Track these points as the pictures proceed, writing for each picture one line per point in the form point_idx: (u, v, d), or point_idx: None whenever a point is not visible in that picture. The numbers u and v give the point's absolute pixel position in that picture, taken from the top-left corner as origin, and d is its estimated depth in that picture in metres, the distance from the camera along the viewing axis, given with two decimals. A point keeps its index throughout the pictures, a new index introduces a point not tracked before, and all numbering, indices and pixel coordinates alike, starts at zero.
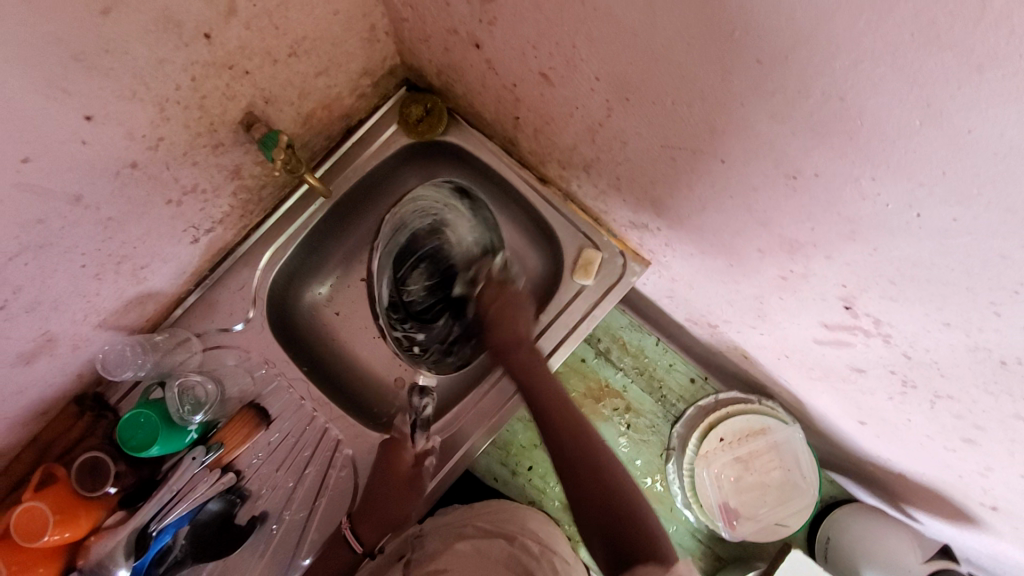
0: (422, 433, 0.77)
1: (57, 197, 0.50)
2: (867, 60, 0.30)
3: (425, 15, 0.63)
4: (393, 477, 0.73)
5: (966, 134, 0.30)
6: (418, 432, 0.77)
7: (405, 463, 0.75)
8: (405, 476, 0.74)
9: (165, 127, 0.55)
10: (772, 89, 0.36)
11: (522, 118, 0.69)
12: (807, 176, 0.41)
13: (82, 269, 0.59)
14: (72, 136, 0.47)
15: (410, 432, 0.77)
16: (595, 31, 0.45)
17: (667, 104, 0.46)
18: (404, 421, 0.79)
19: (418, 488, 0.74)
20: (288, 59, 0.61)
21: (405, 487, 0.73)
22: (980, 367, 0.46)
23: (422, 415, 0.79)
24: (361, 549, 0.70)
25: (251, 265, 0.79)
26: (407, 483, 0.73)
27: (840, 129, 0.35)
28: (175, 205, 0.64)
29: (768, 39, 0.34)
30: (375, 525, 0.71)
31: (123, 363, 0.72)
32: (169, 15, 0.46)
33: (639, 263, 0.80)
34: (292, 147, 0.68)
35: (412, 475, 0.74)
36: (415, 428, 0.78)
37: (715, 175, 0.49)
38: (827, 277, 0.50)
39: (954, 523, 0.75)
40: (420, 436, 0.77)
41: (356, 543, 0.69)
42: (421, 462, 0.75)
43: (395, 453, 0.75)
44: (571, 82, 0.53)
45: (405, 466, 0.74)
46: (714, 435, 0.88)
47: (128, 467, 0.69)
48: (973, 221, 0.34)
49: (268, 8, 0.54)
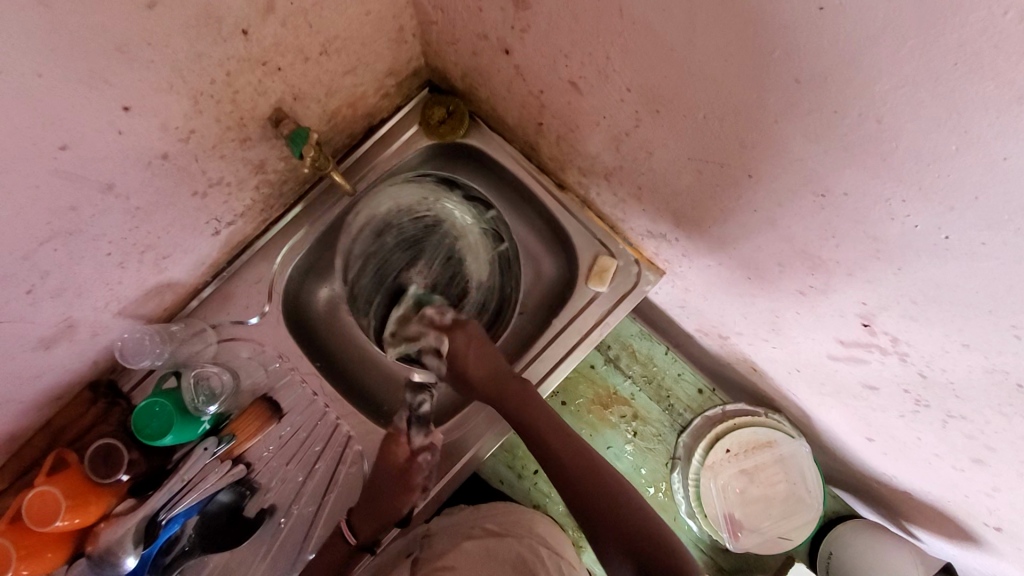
0: (421, 429, 0.78)
1: (90, 185, 0.50)
2: (908, 85, 0.31)
3: (456, 19, 0.63)
4: (386, 471, 0.75)
5: (1002, 161, 0.30)
6: (415, 427, 0.78)
7: (398, 456, 0.76)
8: (398, 469, 0.75)
9: (197, 120, 0.55)
10: (808, 108, 0.37)
11: (546, 124, 0.70)
12: (835, 194, 0.42)
13: (108, 257, 0.59)
14: (109, 126, 0.48)
15: (407, 426, 0.78)
16: (630, 43, 0.45)
17: (698, 118, 0.46)
18: (399, 417, 0.80)
19: (409, 485, 0.74)
20: (319, 57, 0.62)
21: (399, 483, 0.74)
22: (996, 389, 0.46)
23: (417, 411, 0.80)
24: (355, 541, 0.73)
25: (269, 259, 0.80)
26: (400, 478, 0.74)
27: (874, 150, 0.36)
28: (200, 197, 0.64)
29: (808, 59, 0.34)
30: (370, 517, 0.74)
31: (140, 351, 0.71)
32: (211, 11, 0.47)
33: (654, 272, 0.81)
34: (320, 144, 0.68)
35: (406, 469, 0.75)
36: (412, 424, 0.78)
37: (741, 190, 0.50)
38: (847, 294, 0.51)
39: (956, 542, 0.75)
40: (417, 432, 0.78)
41: (350, 534, 0.73)
42: (415, 457, 0.76)
43: (390, 446, 0.77)
44: (601, 91, 0.54)
45: (398, 459, 0.75)
46: (720, 446, 0.88)
47: (141, 455, 0.70)
48: (1001, 246, 0.35)
49: (304, 7, 0.55)
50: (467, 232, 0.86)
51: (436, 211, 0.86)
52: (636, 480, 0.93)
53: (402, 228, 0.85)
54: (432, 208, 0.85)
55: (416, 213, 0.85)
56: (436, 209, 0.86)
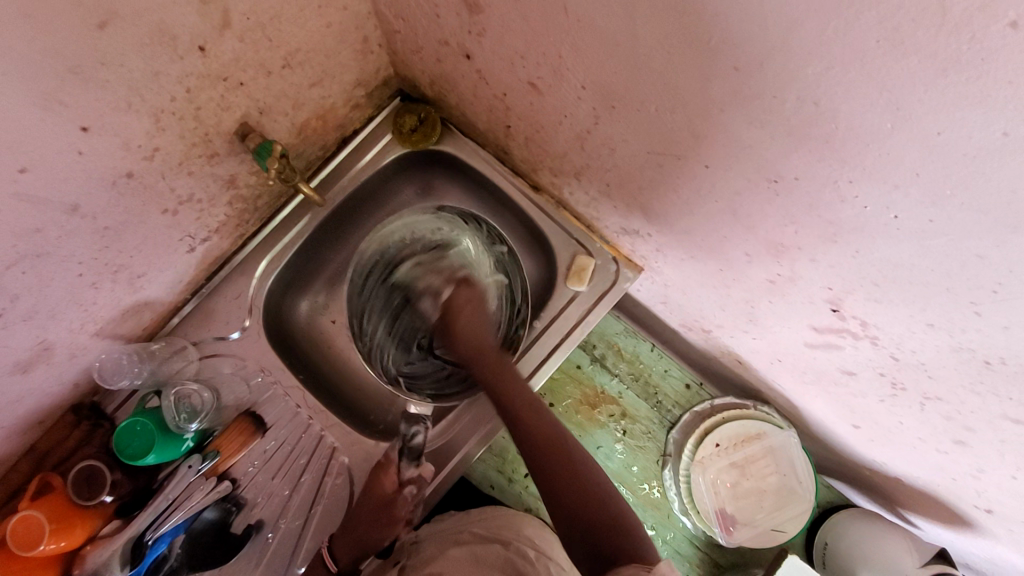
0: (411, 462, 0.75)
1: (53, 207, 0.51)
2: (837, 66, 0.31)
3: (416, 27, 0.64)
4: (372, 500, 0.72)
5: (936, 136, 0.30)
6: (406, 461, 0.74)
7: (385, 487, 0.73)
8: (384, 500, 0.72)
9: (160, 138, 0.56)
10: (750, 95, 0.37)
11: (513, 127, 0.71)
12: (787, 180, 0.42)
13: (79, 278, 0.59)
14: (69, 146, 0.48)
15: (399, 457, 0.75)
16: (579, 40, 0.46)
17: (652, 110, 0.46)
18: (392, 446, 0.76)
19: (393, 517, 0.73)
20: (283, 70, 0.63)
21: (383, 514, 0.72)
22: (964, 367, 0.46)
23: (411, 444, 0.75)
24: (335, 569, 0.71)
25: (248, 273, 0.80)
26: (386, 508, 0.72)
27: (815, 132, 0.36)
28: (171, 214, 0.65)
29: (742, 47, 0.34)
30: (352, 545, 0.72)
31: (120, 371, 0.72)
32: (165, 29, 0.48)
33: (632, 270, 0.81)
34: (287, 156, 0.68)
35: (392, 500, 0.73)
36: (403, 454, 0.75)
37: (700, 180, 0.50)
38: (813, 280, 0.51)
39: (952, 527, 0.74)
40: (407, 465, 0.74)
41: (332, 562, 0.71)
42: (402, 489, 0.73)
43: (379, 475, 0.74)
44: (559, 90, 0.54)
45: (385, 489, 0.73)
46: (710, 440, 0.88)
47: (125, 475, 0.70)
48: (948, 221, 0.35)
49: (262, 21, 0.55)
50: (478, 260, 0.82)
51: (453, 240, 0.83)
52: (628, 478, 0.92)
53: (413, 253, 0.83)
54: (445, 238, 0.83)
55: (429, 240, 0.83)
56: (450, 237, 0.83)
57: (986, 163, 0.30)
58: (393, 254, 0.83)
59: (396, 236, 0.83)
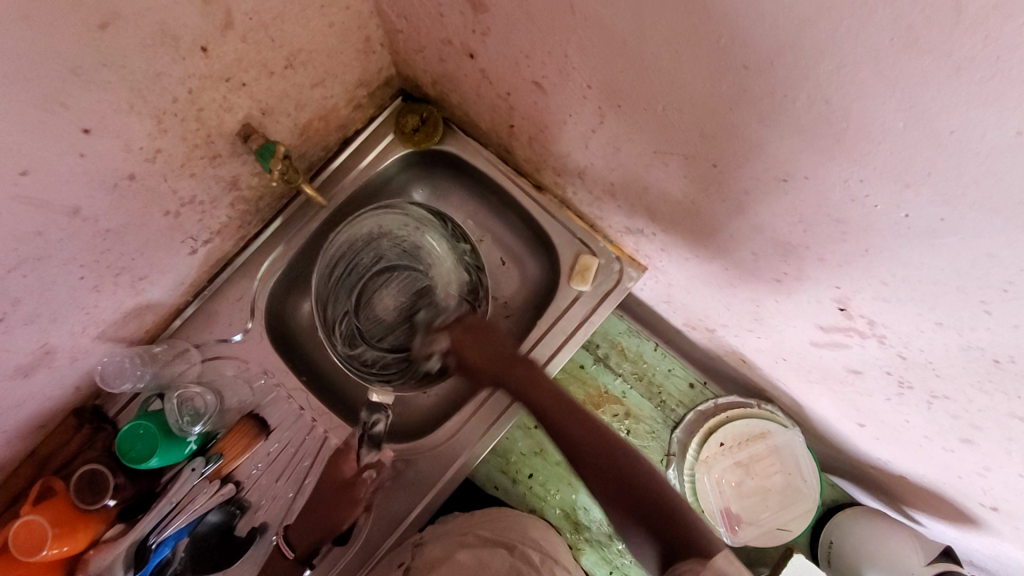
0: (371, 448, 0.76)
1: (55, 209, 0.50)
2: (850, 64, 0.31)
3: (419, 27, 0.64)
4: (330, 484, 0.75)
5: (950, 134, 0.30)
6: (366, 446, 0.76)
7: (344, 471, 0.75)
8: (342, 483, 0.74)
9: (163, 140, 0.55)
10: (760, 93, 0.37)
11: (517, 126, 0.70)
12: (796, 178, 0.41)
13: (81, 281, 0.59)
14: (71, 149, 0.48)
15: (359, 444, 0.77)
16: (585, 39, 0.45)
17: (659, 109, 0.46)
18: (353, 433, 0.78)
19: (352, 499, 0.74)
20: (285, 71, 0.62)
21: (340, 496, 0.74)
22: (973, 366, 0.46)
23: (372, 431, 0.77)
24: (293, 556, 0.72)
25: (250, 275, 0.79)
26: (343, 491, 0.74)
27: (827, 131, 0.36)
28: (173, 216, 0.64)
29: (754, 45, 0.34)
30: (309, 530, 0.74)
31: (122, 374, 0.71)
32: (167, 30, 0.47)
33: (636, 269, 0.81)
34: (288, 157, 0.68)
35: (351, 483, 0.75)
36: (362, 441, 0.77)
37: (707, 179, 0.50)
38: (821, 279, 0.50)
39: (957, 525, 0.74)
40: (367, 451, 0.76)
41: (288, 548, 0.72)
42: (361, 474, 0.75)
43: (336, 461, 0.76)
44: (564, 90, 0.54)
45: (343, 473, 0.75)
46: (714, 439, 0.88)
47: (128, 479, 0.69)
48: (960, 220, 0.34)
49: (264, 21, 0.55)
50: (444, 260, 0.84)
51: (419, 240, 0.84)
52: None
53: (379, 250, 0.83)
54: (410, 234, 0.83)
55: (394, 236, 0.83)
56: (416, 237, 0.84)
57: (1000, 162, 0.29)
58: (363, 246, 0.83)
59: (368, 230, 0.81)
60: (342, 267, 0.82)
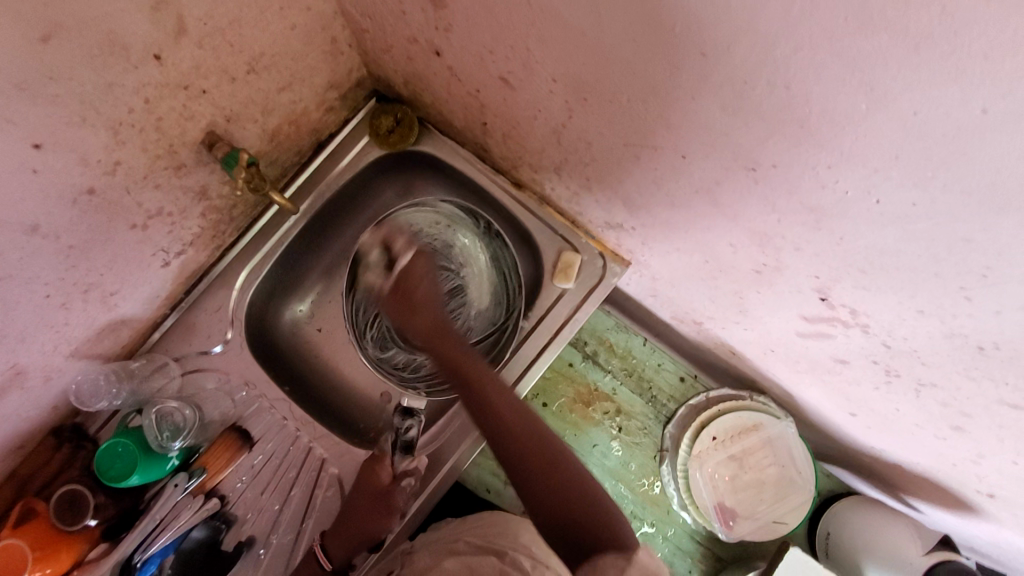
0: (405, 455, 0.74)
1: (11, 228, 0.49)
2: (807, 47, 0.29)
3: (384, 25, 0.62)
4: (367, 493, 0.71)
5: (913, 116, 0.29)
6: (401, 452, 0.73)
7: (382, 478, 0.72)
8: (380, 492, 0.71)
9: (122, 152, 0.54)
10: (721, 81, 0.35)
11: (490, 124, 0.69)
12: (766, 167, 0.40)
13: (47, 299, 0.57)
14: (22, 165, 0.46)
15: (392, 450, 0.74)
16: (544, 31, 0.44)
17: (624, 101, 0.45)
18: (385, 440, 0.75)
19: (392, 508, 0.71)
20: (247, 76, 0.61)
21: (380, 506, 0.70)
22: (959, 353, 0.45)
23: (405, 437, 0.74)
24: (330, 567, 0.69)
25: (227, 286, 0.78)
26: (382, 502, 0.70)
27: (791, 118, 0.34)
28: (141, 229, 0.63)
29: (709, 30, 0.33)
30: (347, 543, 0.70)
31: (97, 393, 0.70)
32: (115, 38, 0.46)
33: (619, 264, 0.79)
34: (255, 164, 0.67)
35: (389, 492, 0.71)
36: (397, 447, 0.74)
37: (679, 171, 0.48)
38: (799, 269, 0.49)
39: (955, 512, 0.73)
40: (402, 457, 0.73)
41: (326, 562, 0.69)
42: (400, 480, 0.72)
43: (373, 468, 0.73)
44: (530, 84, 0.53)
45: (381, 480, 0.72)
46: (706, 434, 0.87)
47: (109, 497, 0.68)
48: (932, 205, 0.33)
49: (220, 26, 0.53)
50: (477, 261, 0.83)
51: (450, 237, 0.83)
52: (626, 476, 0.91)
53: None
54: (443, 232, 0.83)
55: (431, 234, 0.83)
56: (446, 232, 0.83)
57: (967, 143, 0.28)
58: None
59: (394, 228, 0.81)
60: (367, 267, 0.81)
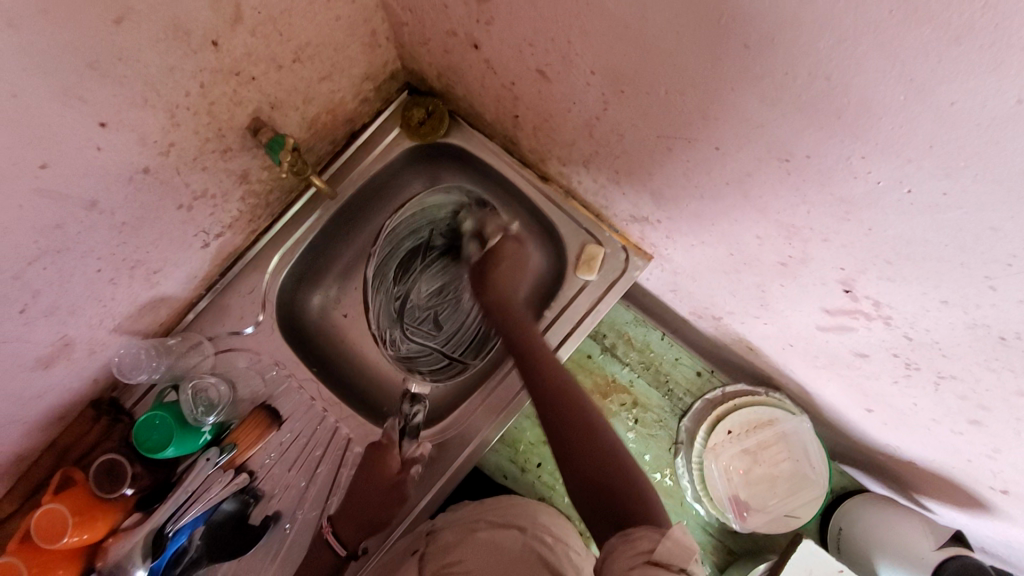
0: (412, 440, 0.78)
1: (73, 201, 0.51)
2: (849, 39, 0.31)
3: (424, 18, 0.65)
4: (377, 482, 0.73)
5: (950, 106, 0.31)
6: (407, 439, 0.77)
7: (391, 466, 0.74)
8: (392, 481, 0.73)
9: (176, 133, 0.57)
10: (760, 72, 0.37)
11: (522, 116, 0.71)
12: (799, 158, 0.42)
13: (98, 274, 0.60)
14: (88, 142, 0.49)
15: (399, 437, 0.77)
16: (588, 24, 0.46)
17: (661, 94, 0.47)
18: (391, 425, 0.79)
19: (402, 494, 0.74)
20: (293, 65, 0.63)
21: (390, 492, 0.73)
22: (979, 344, 0.46)
23: (412, 422, 0.79)
24: (344, 553, 0.71)
25: (260, 269, 0.81)
26: (393, 488, 0.73)
27: (828, 109, 0.36)
28: (186, 210, 0.66)
29: (751, 24, 0.35)
30: (357, 526, 0.72)
31: (138, 365, 0.73)
32: (179, 24, 0.48)
33: (642, 258, 0.81)
34: (298, 150, 0.69)
35: (399, 479, 0.74)
36: (404, 434, 0.78)
37: (711, 163, 0.50)
38: (825, 260, 0.51)
39: (967, 510, 0.74)
40: (409, 443, 0.77)
41: (339, 546, 0.71)
42: (408, 469, 0.75)
43: (381, 457, 0.75)
44: (567, 78, 0.55)
45: (391, 469, 0.74)
46: (722, 427, 0.88)
47: (145, 468, 0.71)
48: (962, 194, 0.35)
49: (273, 15, 0.56)
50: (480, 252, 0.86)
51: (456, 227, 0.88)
52: (639, 466, 0.92)
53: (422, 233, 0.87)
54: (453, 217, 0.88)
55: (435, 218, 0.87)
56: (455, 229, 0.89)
57: (999, 132, 0.30)
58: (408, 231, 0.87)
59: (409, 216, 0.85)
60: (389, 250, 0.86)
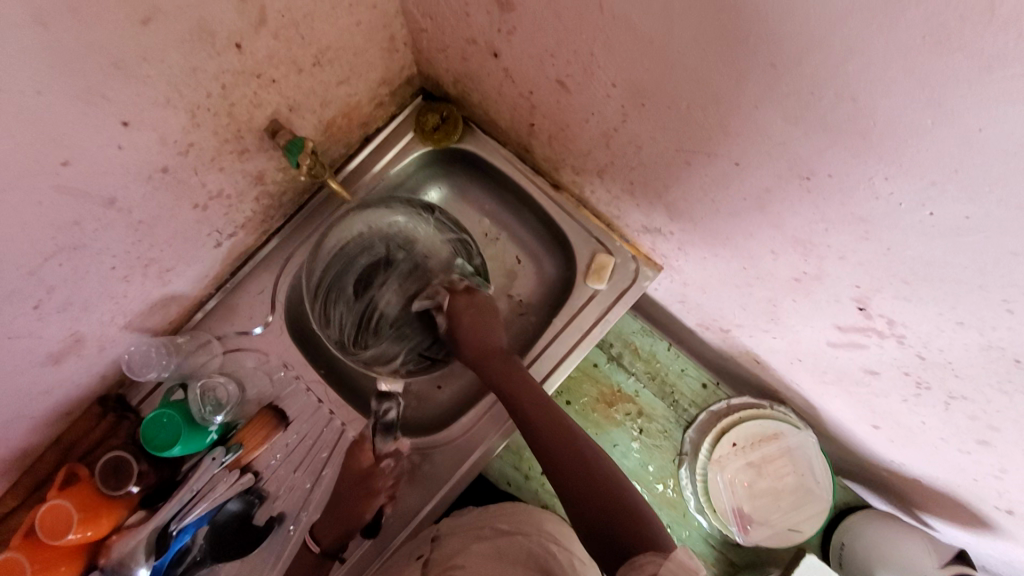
0: (385, 437, 0.77)
1: (92, 199, 0.52)
2: (880, 63, 0.32)
3: (444, 25, 0.65)
4: (348, 476, 0.74)
5: (977, 132, 0.31)
6: (380, 434, 0.77)
7: (363, 461, 0.75)
8: (362, 474, 0.74)
9: (195, 134, 0.57)
10: (786, 91, 0.38)
11: (537, 125, 0.71)
12: (820, 176, 0.42)
13: (112, 271, 0.60)
14: (110, 141, 0.49)
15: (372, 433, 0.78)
16: (612, 38, 0.46)
17: (683, 108, 0.47)
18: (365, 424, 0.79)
19: (374, 488, 0.74)
20: (312, 68, 0.64)
21: (360, 486, 0.73)
22: (993, 365, 0.46)
23: (384, 418, 0.78)
24: (319, 548, 0.72)
25: (271, 269, 0.81)
26: (362, 482, 0.74)
27: (854, 130, 0.36)
28: (201, 209, 0.66)
29: (779, 44, 0.35)
30: (332, 523, 0.72)
31: (148, 363, 0.73)
32: (204, 26, 0.48)
33: (652, 268, 0.81)
34: (315, 153, 0.70)
35: (369, 473, 0.74)
36: (378, 429, 0.78)
37: (729, 178, 0.51)
38: (841, 277, 0.51)
39: (970, 530, 0.75)
40: (383, 439, 0.77)
41: (314, 542, 0.72)
42: (379, 462, 0.75)
43: (355, 452, 0.76)
44: (587, 89, 0.55)
45: (362, 463, 0.75)
46: (726, 440, 0.88)
47: (150, 466, 0.70)
48: (985, 218, 0.35)
49: (296, 19, 0.56)
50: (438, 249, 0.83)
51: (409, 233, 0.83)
52: (643, 477, 0.92)
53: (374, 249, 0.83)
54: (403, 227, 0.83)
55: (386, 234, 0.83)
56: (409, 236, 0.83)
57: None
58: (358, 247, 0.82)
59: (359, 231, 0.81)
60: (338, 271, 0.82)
